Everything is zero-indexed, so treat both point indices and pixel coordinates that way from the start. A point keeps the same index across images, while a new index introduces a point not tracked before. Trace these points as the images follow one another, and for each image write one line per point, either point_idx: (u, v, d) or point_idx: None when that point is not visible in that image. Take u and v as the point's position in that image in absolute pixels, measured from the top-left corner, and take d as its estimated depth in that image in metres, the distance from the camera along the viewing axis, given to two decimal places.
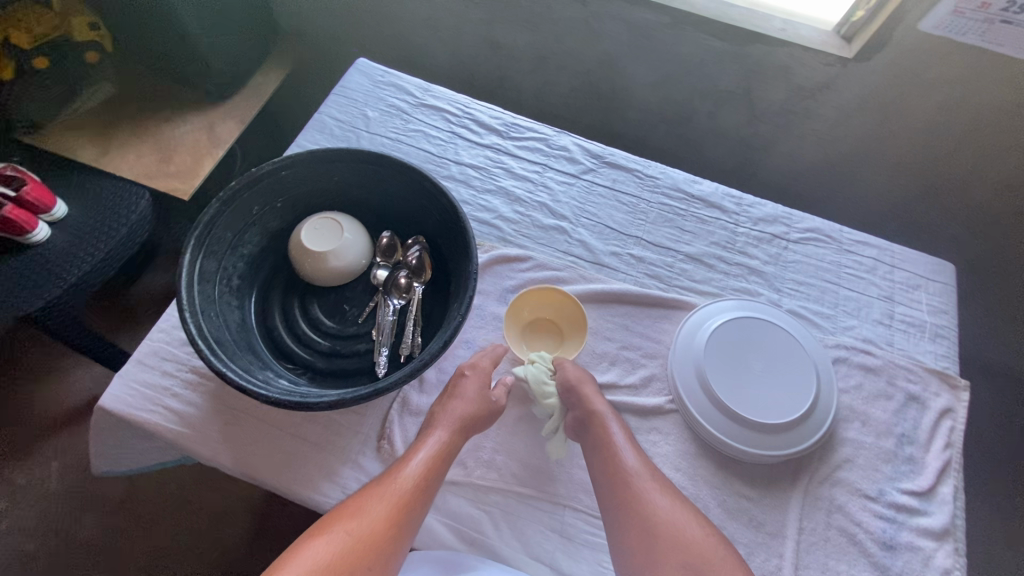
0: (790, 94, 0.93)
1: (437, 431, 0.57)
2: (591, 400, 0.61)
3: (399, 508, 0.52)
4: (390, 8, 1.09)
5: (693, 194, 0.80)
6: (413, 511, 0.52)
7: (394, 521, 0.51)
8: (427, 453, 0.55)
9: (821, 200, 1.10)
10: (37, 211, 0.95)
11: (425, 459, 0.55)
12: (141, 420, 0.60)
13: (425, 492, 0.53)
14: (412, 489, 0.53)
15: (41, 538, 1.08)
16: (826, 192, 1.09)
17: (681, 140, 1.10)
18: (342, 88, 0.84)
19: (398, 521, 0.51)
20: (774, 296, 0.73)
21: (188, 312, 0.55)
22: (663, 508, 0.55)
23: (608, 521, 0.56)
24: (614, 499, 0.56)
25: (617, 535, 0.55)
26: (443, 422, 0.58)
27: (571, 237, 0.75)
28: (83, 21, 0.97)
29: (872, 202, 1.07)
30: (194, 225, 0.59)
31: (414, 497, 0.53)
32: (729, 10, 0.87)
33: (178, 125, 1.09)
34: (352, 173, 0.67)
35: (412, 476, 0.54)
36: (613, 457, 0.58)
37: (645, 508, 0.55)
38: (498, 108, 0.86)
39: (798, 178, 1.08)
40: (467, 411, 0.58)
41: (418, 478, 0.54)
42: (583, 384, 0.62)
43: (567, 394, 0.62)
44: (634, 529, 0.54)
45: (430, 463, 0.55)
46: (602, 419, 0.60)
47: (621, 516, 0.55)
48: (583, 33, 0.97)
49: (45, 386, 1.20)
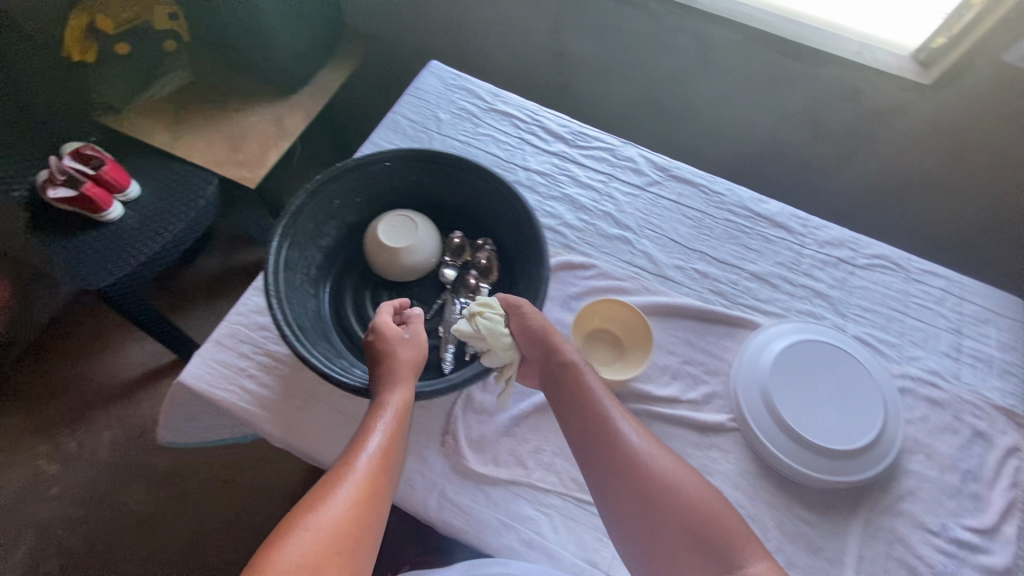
0: (859, 118, 0.93)
1: (393, 393, 0.54)
2: (563, 347, 0.60)
3: (368, 489, 0.47)
4: (459, 12, 1.11)
5: (759, 213, 0.80)
6: (382, 488, 0.48)
7: (366, 502, 0.46)
8: (387, 425, 0.51)
9: (878, 227, 1.09)
10: (112, 190, 0.99)
11: (385, 432, 0.51)
12: (216, 398, 0.62)
13: (390, 467, 0.49)
14: (376, 467, 0.48)
15: (90, 504, 1.12)
16: (883, 218, 1.07)
17: (738, 158, 1.10)
18: (415, 89, 0.86)
19: (371, 500, 0.47)
20: (839, 321, 0.73)
21: (274, 299, 0.57)
22: (646, 459, 0.52)
23: (587, 467, 0.53)
24: (592, 443, 0.54)
25: (598, 479, 0.52)
26: (398, 388, 0.54)
27: (636, 248, 0.76)
28: (164, 9, 1.04)
29: (931, 232, 1.06)
30: (282, 214, 0.61)
31: (380, 474, 0.48)
32: (804, 30, 0.87)
33: (247, 115, 1.12)
34: (428, 173, 0.69)
35: (376, 453, 0.49)
36: (585, 403, 0.56)
37: (624, 454, 0.52)
38: (566, 116, 0.87)
39: (856, 203, 1.07)
40: (411, 364, 0.57)
41: (382, 454, 0.49)
42: (545, 328, 0.61)
43: (532, 340, 0.61)
44: (614, 471, 0.52)
45: (391, 437, 0.51)
46: (573, 366, 0.58)
47: (599, 459, 0.53)
48: (651, 46, 0.98)
49: (101, 357, 1.25)
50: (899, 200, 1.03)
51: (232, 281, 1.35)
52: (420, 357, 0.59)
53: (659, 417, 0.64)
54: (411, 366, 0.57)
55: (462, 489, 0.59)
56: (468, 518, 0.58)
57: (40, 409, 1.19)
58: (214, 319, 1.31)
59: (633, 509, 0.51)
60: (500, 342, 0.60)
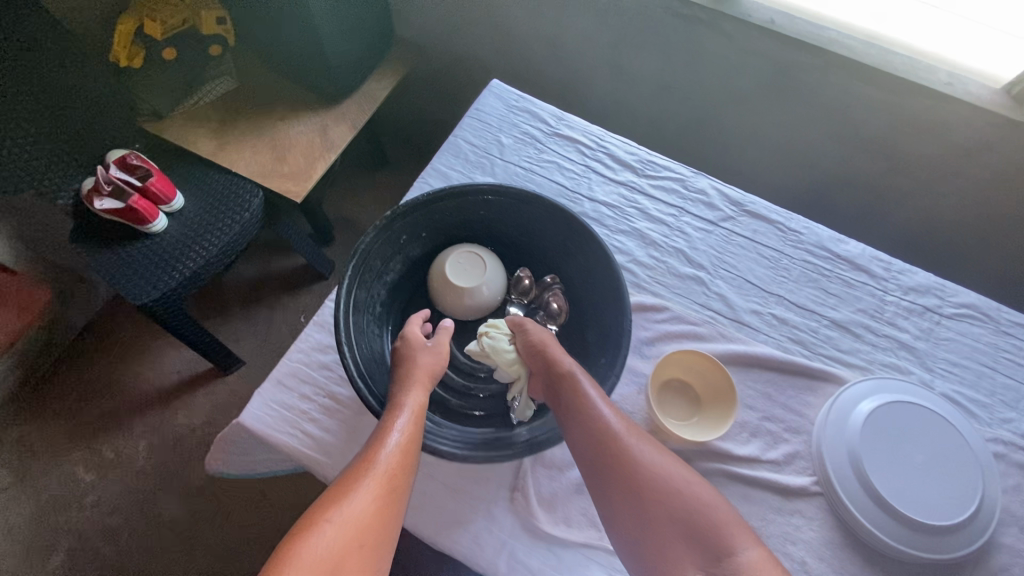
0: (941, 151, 0.87)
1: (413, 393, 0.53)
2: (558, 355, 0.59)
3: (390, 487, 0.47)
4: (513, 24, 1.07)
5: (839, 254, 0.75)
6: (402, 485, 0.48)
7: (386, 499, 0.47)
8: (406, 422, 0.51)
9: (944, 262, 1.04)
10: (158, 202, 0.97)
11: (404, 429, 0.50)
12: (279, 443, 0.59)
13: (410, 465, 0.49)
14: (397, 465, 0.48)
15: (125, 514, 1.11)
16: (951, 252, 1.02)
17: (800, 184, 1.05)
18: (476, 111, 0.83)
19: (393, 498, 0.47)
20: (925, 377, 0.69)
21: (346, 347, 0.54)
22: (651, 464, 0.51)
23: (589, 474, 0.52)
24: (593, 450, 0.52)
25: (600, 487, 0.51)
26: (416, 387, 0.54)
27: (709, 289, 0.72)
28: (212, 13, 1.05)
29: (1003, 269, 1.01)
30: (352, 253, 0.58)
31: (401, 472, 0.48)
32: (892, 58, 0.82)
33: (293, 124, 1.10)
34: (498, 209, 0.66)
35: (395, 450, 0.49)
36: (586, 408, 0.53)
37: (628, 458, 0.51)
38: (633, 142, 0.83)
39: (924, 237, 1.02)
40: (431, 368, 0.58)
41: (402, 451, 0.49)
42: (545, 339, 0.61)
43: (531, 352, 0.60)
44: (616, 478, 0.50)
45: (411, 433, 0.50)
46: (569, 374, 0.56)
47: (600, 467, 0.51)
48: (720, 67, 0.93)
49: (138, 363, 1.23)
50: (972, 238, 0.98)
51: (268, 289, 1.33)
52: (440, 366, 0.59)
53: (738, 478, 0.61)
54: (431, 370, 0.58)
55: (532, 550, 0.56)
56: None
57: (77, 414, 1.18)
58: (249, 327, 1.29)
59: (635, 515, 0.49)
60: (502, 357, 0.61)
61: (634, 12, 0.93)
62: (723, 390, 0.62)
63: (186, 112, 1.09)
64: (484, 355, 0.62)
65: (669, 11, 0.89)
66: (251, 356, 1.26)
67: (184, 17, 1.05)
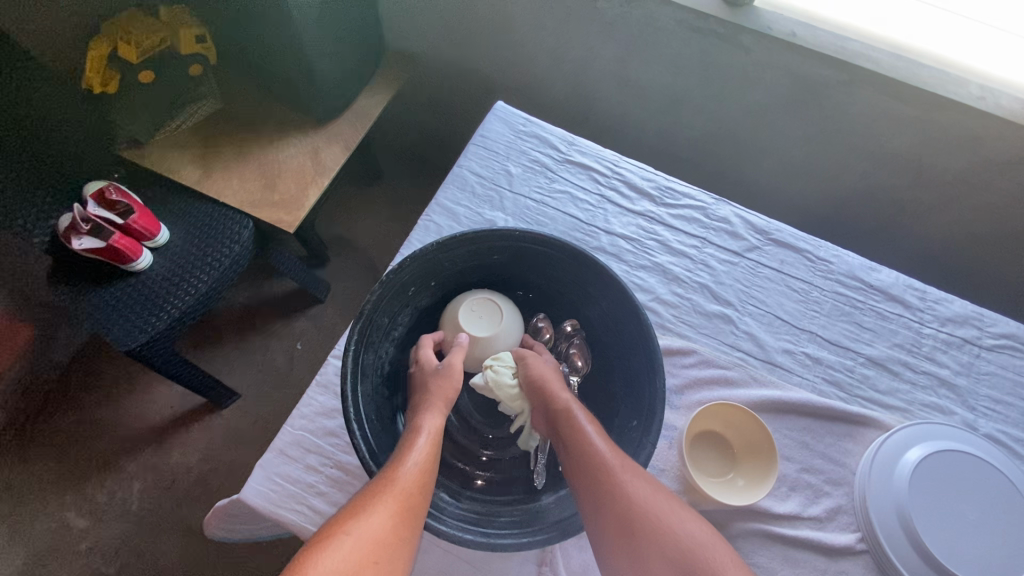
0: (969, 166, 0.83)
1: (430, 415, 0.52)
2: (558, 391, 0.56)
3: (420, 492, 0.46)
4: (511, 36, 1.02)
5: (871, 284, 0.71)
6: (430, 494, 0.47)
7: (415, 503, 0.45)
8: (432, 436, 0.51)
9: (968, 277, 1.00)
10: (141, 238, 0.91)
11: (429, 442, 0.50)
12: (285, 521, 0.54)
13: (435, 476, 0.48)
14: (425, 472, 0.47)
15: (120, 562, 1.05)
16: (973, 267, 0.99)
17: (818, 199, 1.01)
18: (481, 137, 0.78)
19: (421, 504, 0.45)
20: (969, 417, 0.65)
21: (355, 422, 0.49)
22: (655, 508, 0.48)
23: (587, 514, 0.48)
24: (594, 493, 0.48)
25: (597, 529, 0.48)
26: (437, 403, 0.54)
27: (738, 328, 0.67)
28: (190, 31, 0.95)
29: None
30: (356, 314, 0.53)
31: (428, 480, 0.47)
32: (919, 71, 0.77)
33: (283, 148, 1.03)
34: (513, 253, 0.61)
35: (425, 458, 0.48)
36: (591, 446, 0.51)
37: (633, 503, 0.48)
38: (648, 167, 0.78)
39: (946, 254, 0.98)
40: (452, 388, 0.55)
41: (427, 462, 0.48)
42: (549, 374, 0.58)
43: (531, 390, 0.57)
44: (616, 523, 0.47)
45: (435, 448, 0.50)
46: (566, 409, 0.54)
47: (600, 508, 0.48)
48: (735, 80, 0.88)
49: (128, 400, 1.18)
50: (996, 254, 0.94)
51: (262, 315, 1.27)
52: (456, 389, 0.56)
53: (780, 539, 0.57)
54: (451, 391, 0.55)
55: None
56: None
57: (66, 456, 1.12)
58: (243, 358, 1.23)
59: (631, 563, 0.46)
60: (504, 393, 0.58)
61: (644, 25, 0.87)
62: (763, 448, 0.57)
63: (165, 137, 1.02)
64: (487, 390, 0.59)
65: (681, 23, 0.84)
66: (247, 388, 1.21)
67: (162, 36, 0.95)
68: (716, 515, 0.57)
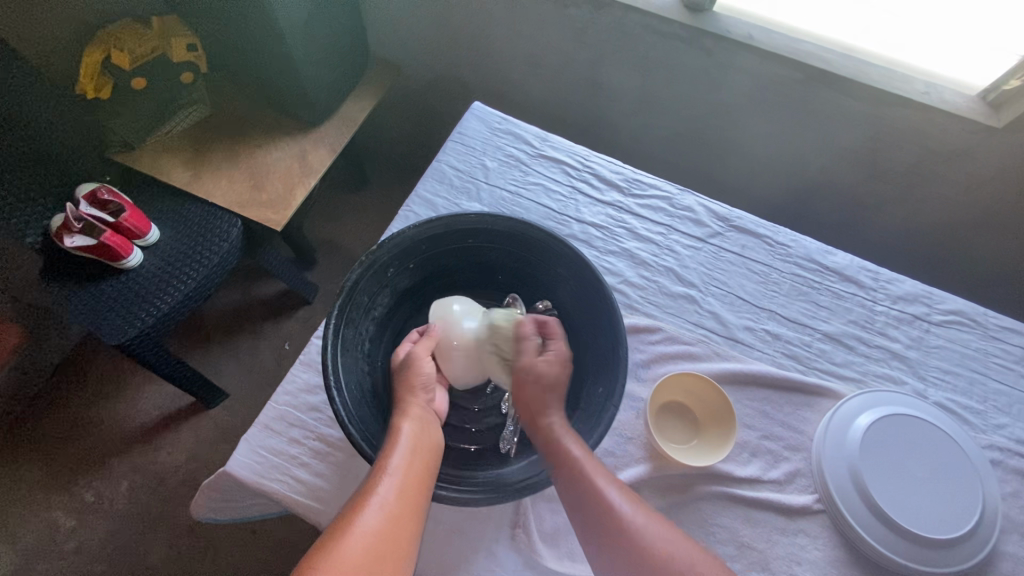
0: (921, 157, 0.88)
1: (413, 407, 0.55)
2: (541, 415, 0.57)
3: (393, 516, 0.47)
4: (489, 44, 1.08)
5: (827, 266, 0.76)
6: (408, 513, 0.47)
7: (393, 529, 0.46)
8: (405, 447, 0.51)
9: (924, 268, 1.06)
10: (132, 236, 0.94)
11: (404, 455, 0.50)
12: (269, 491, 0.57)
13: (413, 489, 0.49)
14: (398, 491, 0.48)
15: (108, 561, 1.06)
16: (932, 256, 1.04)
17: (784, 192, 1.06)
18: (459, 134, 0.82)
19: (398, 525, 0.46)
20: (919, 386, 0.69)
21: (335, 390, 0.52)
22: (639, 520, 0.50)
23: (578, 531, 0.51)
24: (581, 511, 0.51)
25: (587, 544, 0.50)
26: (410, 408, 0.55)
27: (701, 307, 0.71)
28: (184, 40, 0.99)
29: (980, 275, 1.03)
30: (338, 291, 0.56)
31: (404, 499, 0.48)
32: (868, 70, 0.83)
33: (270, 152, 1.07)
34: (487, 237, 0.64)
35: (398, 476, 0.48)
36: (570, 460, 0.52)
37: (615, 517, 0.49)
38: (617, 160, 0.82)
39: (907, 245, 1.03)
40: (421, 379, 0.59)
41: (401, 480, 0.48)
42: (524, 365, 0.60)
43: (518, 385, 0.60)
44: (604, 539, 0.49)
45: (411, 460, 0.50)
46: (552, 438, 0.54)
47: (587, 524, 0.50)
48: (702, 82, 0.94)
49: (116, 401, 1.19)
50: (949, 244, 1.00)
51: (251, 316, 1.30)
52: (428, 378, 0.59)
53: (741, 500, 0.60)
54: (419, 383, 0.58)
55: None
56: None
57: (54, 457, 1.13)
58: (232, 358, 1.25)
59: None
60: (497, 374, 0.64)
61: (613, 29, 0.93)
62: (722, 411, 0.62)
63: (159, 142, 1.06)
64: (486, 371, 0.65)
65: (646, 28, 0.89)
66: (235, 388, 1.22)
67: (153, 45, 0.98)
68: (681, 479, 0.60)
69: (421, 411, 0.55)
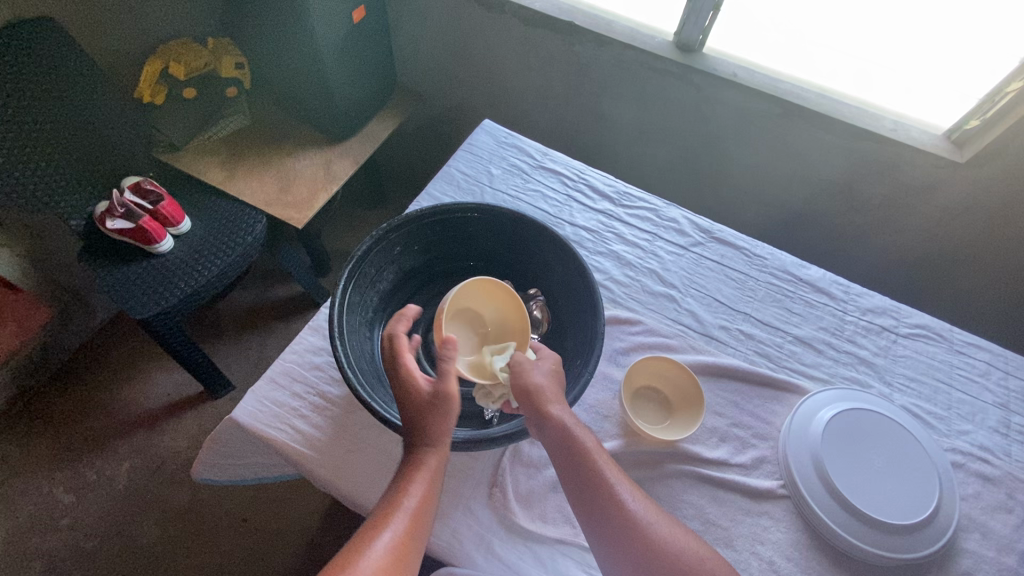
0: (896, 190, 1.06)
1: (428, 447, 0.51)
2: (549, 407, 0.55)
3: (400, 553, 0.47)
4: (509, 79, 1.24)
5: (801, 278, 0.82)
6: (411, 553, 0.47)
7: (394, 570, 0.46)
8: (424, 485, 0.50)
9: (898, 284, 1.23)
10: (166, 224, 1.03)
11: (421, 492, 0.49)
12: (268, 437, 0.61)
13: (419, 531, 0.49)
14: (407, 529, 0.48)
15: (100, 537, 1.08)
16: (908, 276, 1.21)
17: (782, 218, 1.23)
18: (469, 145, 0.92)
19: (402, 563, 0.46)
20: (884, 390, 0.73)
21: (338, 340, 0.58)
22: (652, 518, 0.52)
23: (585, 518, 0.52)
24: (592, 514, 0.52)
25: (598, 534, 0.51)
26: (432, 444, 0.52)
27: (680, 305, 0.77)
28: (233, 59, 1.14)
29: (951, 294, 1.19)
30: (348, 258, 0.63)
31: (411, 537, 0.48)
32: (842, 108, 1.01)
33: (299, 159, 1.20)
34: (485, 225, 0.72)
35: (409, 513, 0.48)
36: (578, 450, 0.54)
37: (626, 516, 0.51)
38: (611, 176, 0.92)
39: (884, 266, 1.21)
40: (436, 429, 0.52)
41: (412, 521, 0.48)
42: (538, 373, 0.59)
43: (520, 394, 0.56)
44: (617, 538, 0.50)
45: (426, 500, 0.49)
46: (570, 432, 0.54)
47: (603, 516, 0.51)
48: (694, 114, 1.12)
49: (129, 385, 1.25)
50: (918, 268, 1.18)
51: (265, 315, 1.37)
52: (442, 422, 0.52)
53: (708, 480, 0.63)
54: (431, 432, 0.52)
55: (509, 545, 0.58)
56: None
57: (64, 433, 1.18)
58: (242, 353, 1.31)
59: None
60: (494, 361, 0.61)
61: (613, 65, 1.10)
62: (693, 384, 0.67)
63: (198, 146, 1.18)
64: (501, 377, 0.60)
65: (645, 65, 1.07)
66: (241, 380, 1.28)
67: (206, 60, 1.15)
68: (651, 456, 0.64)
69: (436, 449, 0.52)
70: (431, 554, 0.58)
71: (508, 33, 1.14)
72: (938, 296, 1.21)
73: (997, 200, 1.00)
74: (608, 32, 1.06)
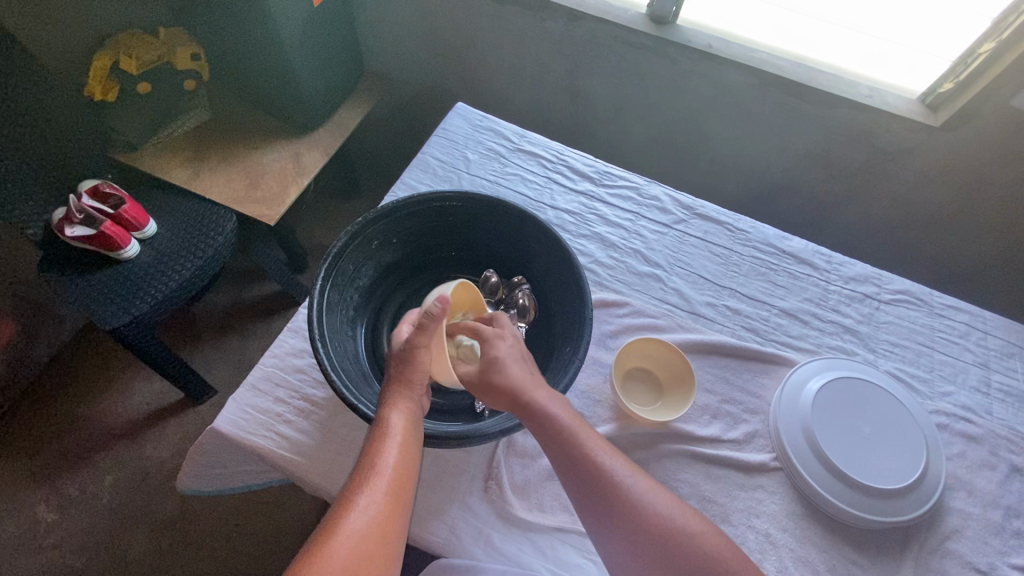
0: (870, 157, 1.07)
1: (397, 408, 0.51)
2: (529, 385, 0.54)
3: (383, 514, 0.46)
4: (480, 59, 1.20)
5: (784, 250, 0.82)
6: (397, 512, 0.47)
7: (380, 532, 0.45)
8: (397, 446, 0.49)
9: (874, 250, 1.25)
10: (130, 228, 0.98)
11: (396, 453, 0.49)
12: (253, 445, 0.59)
13: (402, 491, 0.48)
14: (388, 490, 0.47)
15: (89, 553, 1.05)
16: (884, 241, 1.22)
17: (760, 189, 1.23)
18: (443, 130, 0.89)
19: (388, 526, 0.46)
20: (870, 356, 0.74)
21: (320, 342, 0.56)
22: (640, 488, 0.52)
23: (574, 491, 0.52)
24: (584, 488, 0.52)
25: (589, 506, 0.52)
26: (401, 403, 0.52)
27: (666, 285, 0.77)
28: (187, 50, 1.09)
29: (925, 254, 1.22)
30: (324, 256, 0.60)
31: (394, 498, 0.47)
32: (818, 76, 1.00)
33: (266, 153, 1.15)
34: (465, 213, 0.70)
35: (387, 474, 0.48)
36: (565, 440, 0.53)
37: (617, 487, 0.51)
38: (590, 156, 0.90)
39: (861, 233, 1.23)
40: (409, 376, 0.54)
41: (390, 483, 0.47)
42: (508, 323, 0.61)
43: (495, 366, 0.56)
44: (597, 508, 0.51)
45: (403, 459, 0.49)
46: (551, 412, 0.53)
47: (592, 487, 0.52)
48: (670, 89, 1.10)
49: (106, 396, 1.21)
50: (894, 233, 1.20)
51: (243, 316, 1.33)
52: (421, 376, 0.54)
53: (702, 457, 0.63)
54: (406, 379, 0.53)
55: (507, 537, 0.57)
56: (514, 568, 0.56)
57: (41, 451, 1.13)
58: (222, 356, 1.28)
59: (628, 543, 0.50)
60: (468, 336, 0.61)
61: (586, 40, 1.07)
62: (683, 362, 0.67)
63: (159, 145, 1.12)
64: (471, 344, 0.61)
65: (618, 39, 1.05)
66: (223, 385, 1.24)
67: (158, 52, 1.08)
68: (645, 438, 0.64)
69: (411, 407, 0.52)
70: (430, 551, 0.58)
71: (477, 11, 1.11)
72: (911, 259, 1.24)
73: (971, 162, 1.01)
74: (579, 7, 1.03)
